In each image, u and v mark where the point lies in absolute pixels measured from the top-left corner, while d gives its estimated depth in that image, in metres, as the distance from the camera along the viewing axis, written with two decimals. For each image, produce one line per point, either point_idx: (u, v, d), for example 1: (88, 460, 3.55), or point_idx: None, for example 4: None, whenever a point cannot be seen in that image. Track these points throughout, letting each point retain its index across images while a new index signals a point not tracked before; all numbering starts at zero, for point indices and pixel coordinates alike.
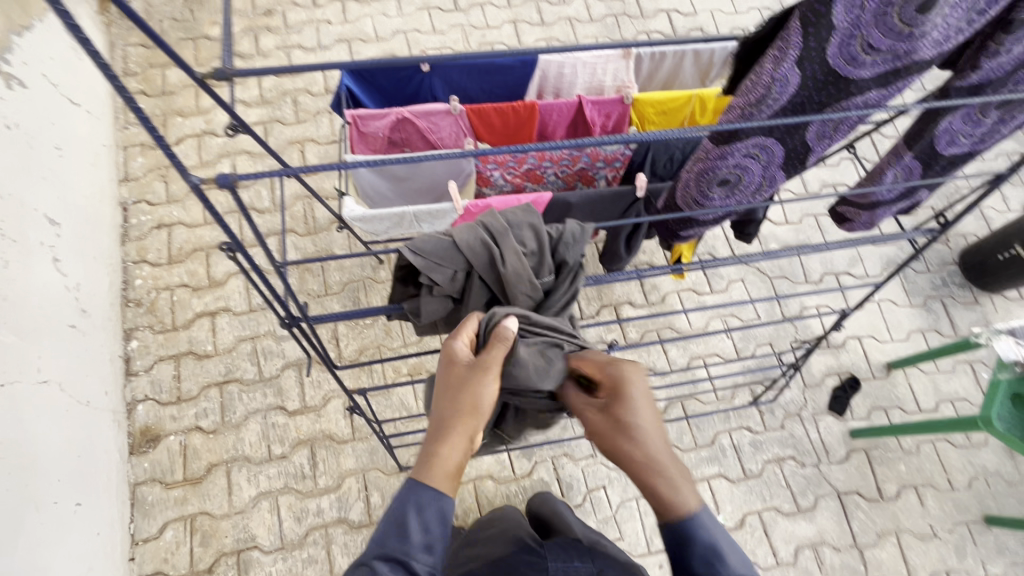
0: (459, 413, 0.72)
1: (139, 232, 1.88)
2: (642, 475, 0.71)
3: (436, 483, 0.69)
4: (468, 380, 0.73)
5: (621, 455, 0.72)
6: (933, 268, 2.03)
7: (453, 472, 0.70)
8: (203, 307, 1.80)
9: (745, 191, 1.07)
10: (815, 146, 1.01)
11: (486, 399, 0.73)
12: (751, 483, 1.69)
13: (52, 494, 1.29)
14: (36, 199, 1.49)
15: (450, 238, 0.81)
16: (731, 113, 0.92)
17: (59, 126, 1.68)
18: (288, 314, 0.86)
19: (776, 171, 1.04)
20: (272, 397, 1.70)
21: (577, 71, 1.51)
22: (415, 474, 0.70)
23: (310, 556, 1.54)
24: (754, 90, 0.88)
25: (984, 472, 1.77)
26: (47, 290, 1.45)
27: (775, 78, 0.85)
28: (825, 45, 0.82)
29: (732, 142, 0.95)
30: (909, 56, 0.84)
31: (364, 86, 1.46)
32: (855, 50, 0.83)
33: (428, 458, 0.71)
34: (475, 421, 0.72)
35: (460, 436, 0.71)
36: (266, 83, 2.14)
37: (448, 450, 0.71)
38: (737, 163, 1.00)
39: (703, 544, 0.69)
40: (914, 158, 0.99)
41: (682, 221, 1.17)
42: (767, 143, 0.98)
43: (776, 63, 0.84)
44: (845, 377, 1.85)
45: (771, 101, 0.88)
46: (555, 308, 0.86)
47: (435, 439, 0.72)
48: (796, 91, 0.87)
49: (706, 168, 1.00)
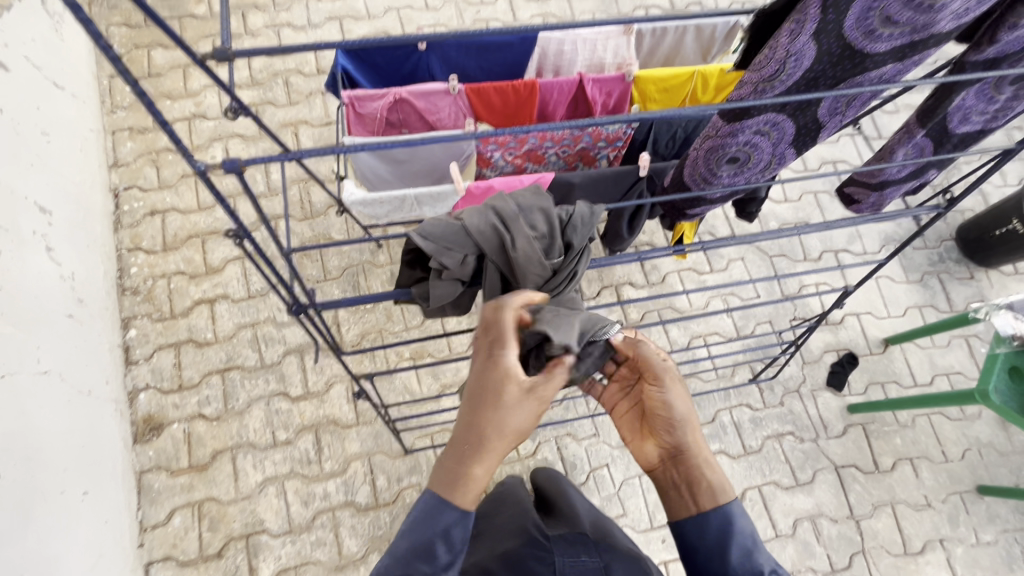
0: (503, 438, 0.71)
1: (132, 219, 1.85)
2: (695, 453, 0.80)
3: (468, 504, 0.72)
4: (522, 409, 0.71)
5: (682, 429, 0.81)
6: (930, 244, 2.05)
7: (482, 492, 0.72)
8: (201, 294, 1.78)
9: (753, 169, 1.06)
10: (826, 123, 1.00)
11: (533, 428, 0.73)
12: (751, 459, 1.72)
13: (59, 484, 1.29)
14: (26, 186, 1.46)
15: (459, 222, 0.78)
16: (744, 88, 0.91)
17: (44, 110, 1.63)
18: (295, 301, 0.84)
19: (786, 149, 1.03)
20: (274, 383, 1.70)
21: (577, 48, 1.48)
22: (444, 492, 0.71)
23: (318, 539, 1.56)
24: (769, 65, 0.87)
25: (977, 443, 1.81)
26: (42, 279, 1.43)
27: (790, 52, 0.85)
28: (843, 17, 0.80)
29: (743, 119, 0.93)
30: (927, 28, 0.82)
31: (360, 65, 1.43)
32: (873, 23, 0.81)
33: (461, 480, 0.71)
34: (515, 443, 0.74)
35: (499, 461, 0.72)
36: (256, 64, 2.09)
37: (485, 473, 0.72)
38: (746, 140, 0.99)
39: (748, 526, 0.77)
40: (926, 136, 0.98)
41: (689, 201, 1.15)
42: (778, 120, 0.96)
43: (791, 37, 0.84)
44: (843, 353, 1.87)
45: (784, 77, 0.87)
46: (562, 289, 0.83)
47: (472, 464, 0.71)
48: (811, 66, 0.86)
49: (716, 145, 0.99)
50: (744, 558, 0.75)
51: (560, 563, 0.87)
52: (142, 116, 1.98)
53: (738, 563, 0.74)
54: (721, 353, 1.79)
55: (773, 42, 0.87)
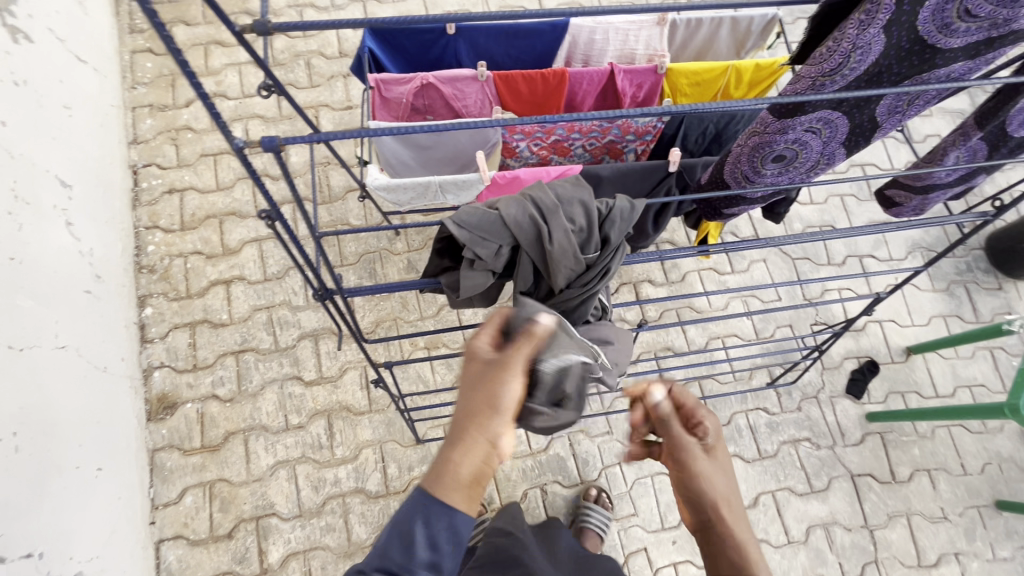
0: (474, 413, 0.69)
1: (150, 196, 1.84)
2: (719, 516, 0.69)
3: (450, 501, 0.65)
4: (493, 376, 0.70)
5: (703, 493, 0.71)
6: (958, 253, 2.00)
7: (466, 482, 0.66)
8: (217, 275, 1.77)
9: (799, 168, 1.03)
10: (884, 122, 0.96)
11: (508, 400, 0.69)
12: (766, 463, 1.70)
13: (73, 459, 1.29)
14: (47, 159, 1.45)
15: (496, 211, 0.74)
16: (803, 83, 0.88)
17: (66, 83, 1.62)
18: (321, 286, 0.80)
19: (836, 148, 0.99)
20: (288, 367, 1.70)
21: (608, 37, 1.45)
22: (425, 487, 0.67)
23: (328, 524, 1.56)
24: (831, 59, 0.83)
25: (997, 457, 1.77)
26: (61, 253, 1.42)
27: (857, 45, 0.80)
28: (919, 8, 0.77)
29: (797, 114, 0.89)
30: (1007, 24, 0.79)
31: (387, 48, 1.40)
32: (949, 16, 0.77)
33: (439, 467, 0.67)
34: (496, 424, 0.69)
35: (476, 443, 0.67)
36: (278, 44, 2.07)
37: (463, 460, 0.67)
38: (795, 138, 0.95)
39: None
40: (982, 139, 0.92)
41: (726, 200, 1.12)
42: (832, 118, 0.93)
43: (861, 28, 0.79)
44: (864, 360, 1.84)
45: (847, 71, 0.83)
46: (594, 286, 0.81)
47: (448, 448, 0.68)
48: (876, 61, 0.82)
49: (763, 142, 0.95)
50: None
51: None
52: (162, 93, 1.97)
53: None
54: (740, 355, 1.76)
55: (836, 33, 0.82)
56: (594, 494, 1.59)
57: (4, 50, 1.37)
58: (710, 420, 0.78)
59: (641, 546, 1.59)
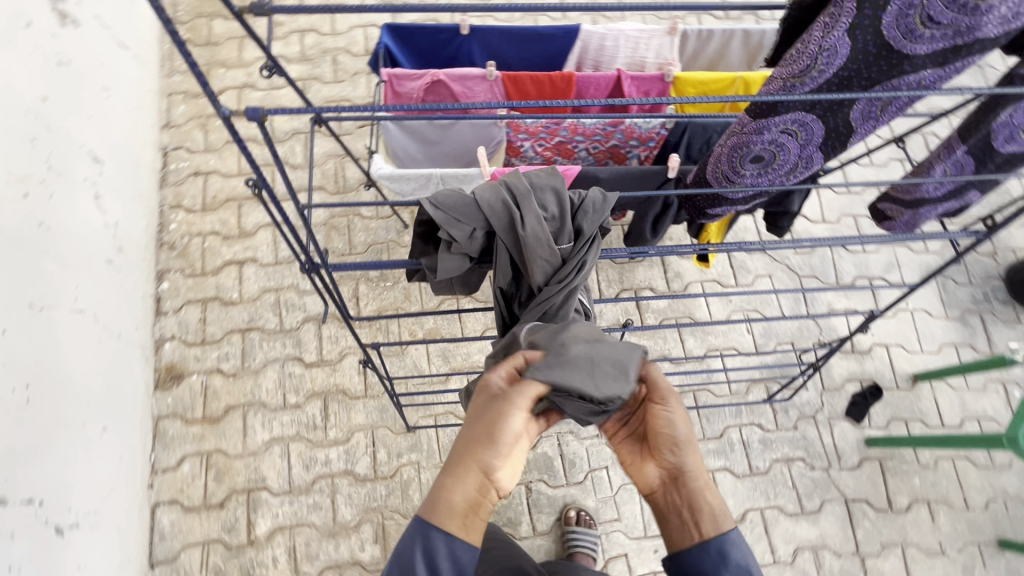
0: (474, 444, 0.74)
1: (177, 177, 1.94)
2: (696, 472, 0.79)
3: (448, 525, 0.72)
4: (493, 412, 0.75)
5: (682, 448, 0.80)
6: (975, 281, 1.94)
7: (462, 509, 0.72)
8: (232, 256, 1.85)
9: (777, 171, 1.02)
10: (858, 129, 0.95)
11: (507, 436, 0.74)
12: (756, 479, 1.67)
13: (81, 416, 1.37)
14: (83, 136, 1.55)
15: (471, 196, 0.78)
16: (773, 83, 0.90)
17: (108, 67, 1.72)
18: (308, 259, 0.84)
19: (813, 151, 0.98)
20: (290, 347, 1.75)
21: (618, 45, 1.47)
22: (427, 514, 0.73)
23: (315, 502, 1.60)
24: (800, 61, 0.86)
25: (1003, 494, 1.71)
26: (88, 223, 1.51)
27: (823, 47, 0.83)
28: (880, 14, 0.79)
29: (771, 115, 0.90)
30: (972, 32, 0.77)
31: (403, 46, 1.47)
32: (912, 22, 0.78)
33: (439, 498, 0.73)
34: (492, 457, 0.74)
35: (472, 474, 0.73)
36: (308, 40, 2.16)
37: (460, 491, 0.73)
38: (772, 139, 0.95)
39: (739, 558, 0.74)
40: (967, 153, 0.92)
41: (710, 199, 1.11)
42: (807, 121, 0.92)
43: (825, 31, 0.82)
44: (867, 384, 1.80)
45: (816, 74, 0.86)
46: (571, 281, 0.81)
47: (447, 477, 0.73)
48: (844, 65, 0.84)
49: (741, 143, 0.96)
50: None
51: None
52: (197, 81, 2.07)
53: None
54: (737, 367, 1.75)
55: (805, 36, 0.86)
56: (574, 516, 1.57)
57: (51, 33, 1.48)
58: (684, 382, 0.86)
59: (622, 552, 1.58)
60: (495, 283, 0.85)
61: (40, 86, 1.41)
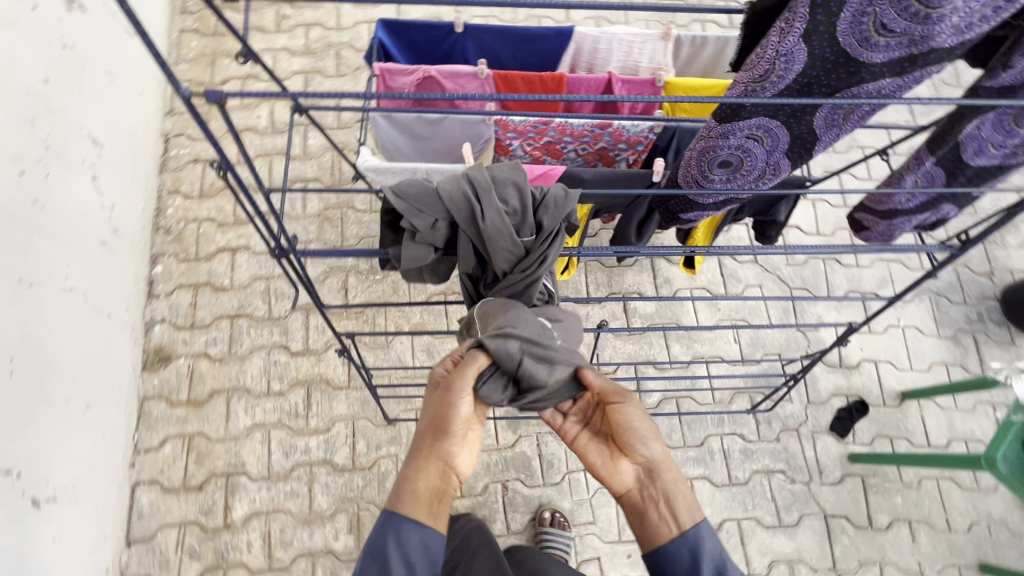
0: (430, 435, 0.80)
1: (176, 163, 1.97)
2: (665, 466, 0.84)
3: (416, 515, 0.75)
4: (441, 400, 0.81)
5: (652, 443, 0.84)
6: (970, 301, 1.92)
7: (425, 496, 0.76)
8: (225, 243, 1.87)
9: (746, 176, 1.01)
10: (822, 136, 0.94)
11: (458, 420, 0.79)
12: (734, 490, 1.66)
13: (65, 393, 1.39)
14: (83, 119, 1.58)
15: (434, 187, 0.79)
16: (735, 88, 0.88)
17: (113, 52, 1.75)
18: (277, 244, 0.86)
19: (780, 158, 0.97)
20: (277, 336, 1.77)
21: (612, 48, 1.48)
22: (392, 505, 0.76)
23: (293, 490, 1.61)
24: (759, 65, 0.85)
25: (987, 518, 1.68)
26: (83, 204, 1.54)
27: (780, 53, 0.82)
28: (835, 20, 0.78)
29: (735, 119, 0.90)
30: (926, 41, 0.78)
31: (397, 41, 1.48)
32: (867, 30, 0.78)
33: (404, 489, 0.77)
34: (448, 444, 0.79)
35: (433, 462, 0.78)
36: (313, 34, 2.19)
37: (424, 480, 0.77)
38: (739, 144, 0.94)
39: (713, 549, 0.78)
40: (937, 165, 0.92)
41: (685, 204, 1.11)
42: (772, 126, 0.92)
43: (781, 36, 0.81)
44: (853, 399, 1.78)
45: (774, 79, 0.85)
46: (533, 271, 0.83)
47: (410, 469, 0.78)
48: (802, 71, 0.83)
49: (708, 147, 0.95)
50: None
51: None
52: (202, 70, 2.10)
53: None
54: (721, 376, 1.74)
55: (764, 41, 0.84)
56: (548, 517, 1.57)
57: (57, 16, 1.51)
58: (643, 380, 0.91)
59: (595, 555, 1.58)
60: (460, 272, 0.87)
61: (41, 68, 1.44)
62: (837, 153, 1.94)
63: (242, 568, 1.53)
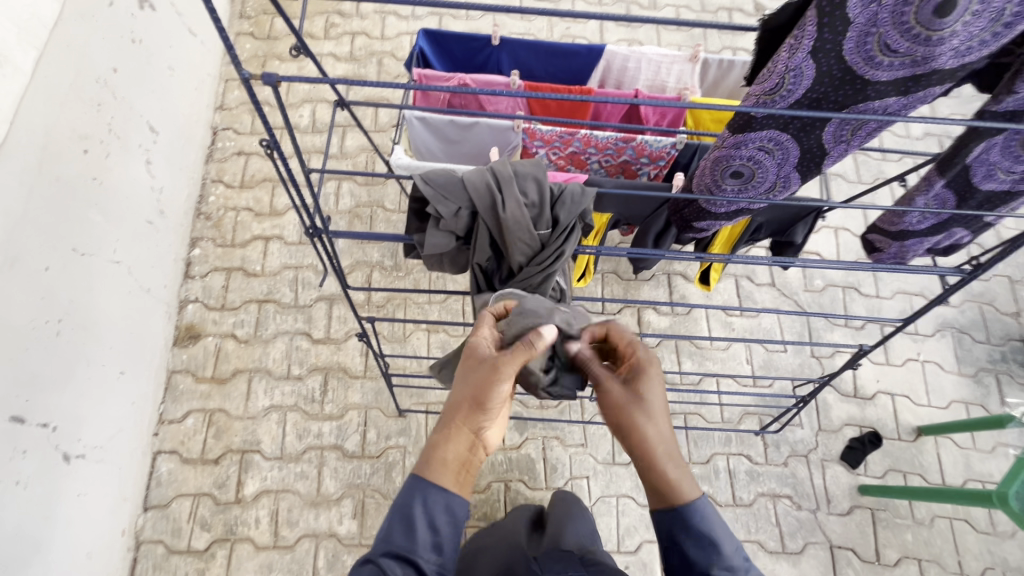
0: (465, 407, 0.80)
1: (222, 155, 2.09)
2: (648, 451, 0.80)
3: (443, 481, 0.78)
4: (482, 379, 0.80)
5: (647, 418, 0.81)
6: (994, 340, 1.88)
7: (453, 464, 0.78)
8: (260, 231, 1.97)
9: (757, 189, 1.06)
10: (831, 150, 0.98)
11: (496, 400, 0.80)
12: (738, 511, 1.65)
13: (102, 357, 1.48)
14: (143, 107, 1.70)
15: (460, 177, 0.86)
16: (748, 99, 0.94)
17: (175, 49, 1.89)
18: (311, 224, 0.92)
19: (791, 172, 1.02)
20: (301, 323, 1.85)
21: (640, 67, 1.53)
22: (419, 470, 0.78)
23: (303, 472, 1.66)
24: (769, 79, 0.91)
25: (1002, 564, 1.63)
26: (136, 185, 1.65)
27: (789, 68, 0.87)
28: (841, 39, 0.82)
29: (747, 131, 0.93)
30: (927, 62, 0.83)
31: (436, 50, 1.57)
32: (871, 50, 0.82)
33: (434, 457, 0.78)
34: (481, 419, 0.80)
35: (463, 433, 0.79)
36: (358, 42, 2.31)
37: (453, 449, 0.79)
38: (750, 156, 0.98)
39: (697, 526, 0.77)
40: (947, 187, 0.94)
41: (696, 212, 1.14)
42: (782, 140, 0.96)
43: (790, 52, 0.86)
44: (866, 431, 1.75)
45: (784, 92, 0.90)
46: (548, 265, 0.89)
47: (439, 437, 0.79)
48: (811, 87, 0.88)
49: (722, 157, 0.99)
50: (699, 553, 0.77)
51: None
52: (253, 70, 2.24)
53: (696, 558, 0.77)
54: (731, 395, 1.74)
55: (775, 57, 0.89)
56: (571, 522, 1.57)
57: (129, 13, 1.65)
58: (642, 356, 0.85)
59: None
60: (476, 263, 0.93)
61: (112, 59, 1.57)
62: (861, 184, 1.95)
63: (249, 543, 1.59)
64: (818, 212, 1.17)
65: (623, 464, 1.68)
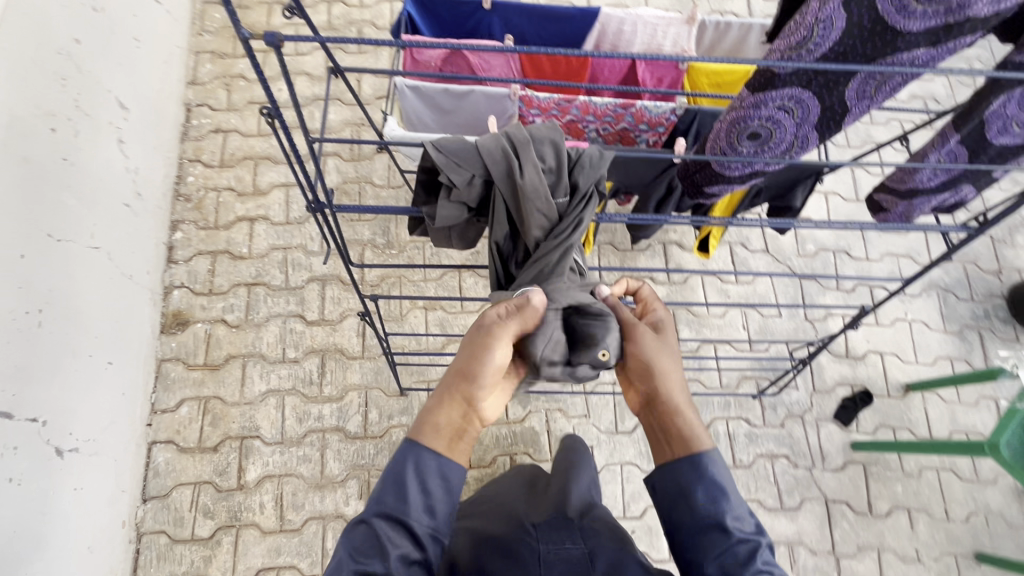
0: (458, 375, 0.81)
1: (198, 133, 1.99)
2: (668, 396, 0.84)
3: (435, 446, 0.79)
4: (475, 348, 0.81)
5: (654, 375, 0.85)
6: (977, 298, 1.94)
7: (446, 430, 0.80)
8: (244, 212, 1.90)
9: (772, 150, 1.04)
10: (854, 107, 0.98)
11: (488, 368, 0.80)
12: (739, 473, 1.69)
13: (88, 347, 1.42)
14: (111, 81, 1.59)
15: (473, 143, 0.82)
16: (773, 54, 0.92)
17: (140, 18, 1.77)
18: (314, 198, 0.88)
19: (810, 131, 1.00)
20: (293, 305, 1.80)
21: (637, 30, 1.50)
22: (412, 434, 0.80)
23: (305, 455, 1.64)
24: (798, 32, 0.88)
25: (985, 509, 1.71)
26: (110, 165, 1.56)
27: (818, 19, 0.85)
28: None
29: (767, 89, 0.92)
30: (961, 10, 0.82)
31: (424, 15, 1.50)
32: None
33: (427, 422, 0.80)
34: (473, 387, 0.80)
35: (456, 400, 0.80)
36: (335, 10, 2.20)
37: (446, 415, 0.80)
38: (768, 115, 0.97)
39: (711, 475, 0.79)
40: (961, 143, 0.96)
41: (709, 175, 1.12)
42: (803, 98, 0.94)
43: (821, 3, 0.84)
44: (858, 390, 1.80)
45: (812, 45, 0.87)
46: (566, 237, 0.87)
47: (433, 402, 0.81)
48: (840, 38, 0.86)
49: (739, 118, 0.98)
50: (711, 505, 0.78)
51: (544, 551, 0.87)
52: (225, 41, 2.12)
53: (703, 508, 0.78)
54: (729, 360, 1.76)
55: (803, 10, 0.88)
56: None
57: None
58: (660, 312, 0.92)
59: None
60: (491, 237, 0.91)
61: (73, 29, 1.46)
62: (851, 148, 1.96)
63: (255, 528, 1.57)
64: (817, 174, 1.16)
65: (626, 433, 1.70)
